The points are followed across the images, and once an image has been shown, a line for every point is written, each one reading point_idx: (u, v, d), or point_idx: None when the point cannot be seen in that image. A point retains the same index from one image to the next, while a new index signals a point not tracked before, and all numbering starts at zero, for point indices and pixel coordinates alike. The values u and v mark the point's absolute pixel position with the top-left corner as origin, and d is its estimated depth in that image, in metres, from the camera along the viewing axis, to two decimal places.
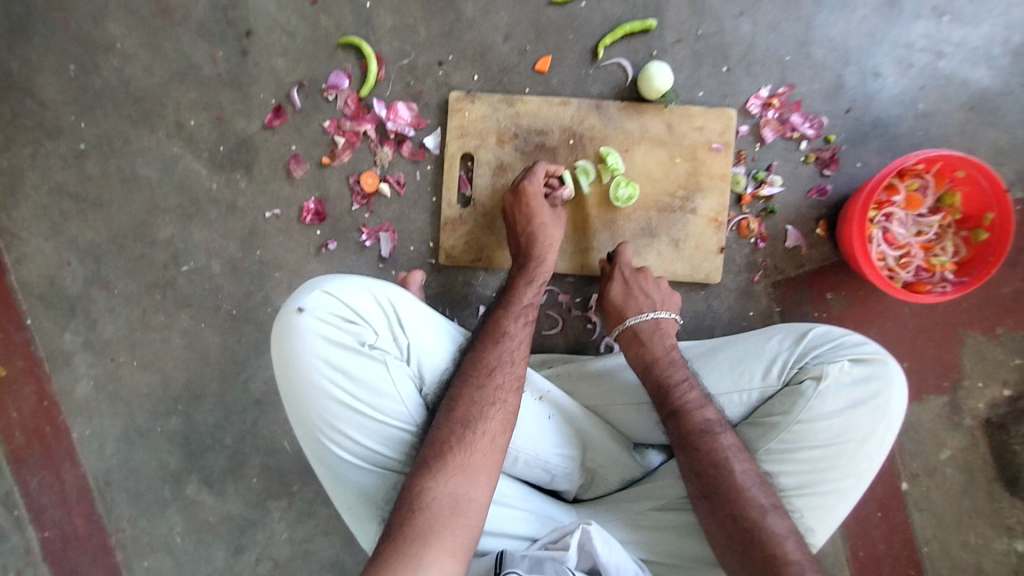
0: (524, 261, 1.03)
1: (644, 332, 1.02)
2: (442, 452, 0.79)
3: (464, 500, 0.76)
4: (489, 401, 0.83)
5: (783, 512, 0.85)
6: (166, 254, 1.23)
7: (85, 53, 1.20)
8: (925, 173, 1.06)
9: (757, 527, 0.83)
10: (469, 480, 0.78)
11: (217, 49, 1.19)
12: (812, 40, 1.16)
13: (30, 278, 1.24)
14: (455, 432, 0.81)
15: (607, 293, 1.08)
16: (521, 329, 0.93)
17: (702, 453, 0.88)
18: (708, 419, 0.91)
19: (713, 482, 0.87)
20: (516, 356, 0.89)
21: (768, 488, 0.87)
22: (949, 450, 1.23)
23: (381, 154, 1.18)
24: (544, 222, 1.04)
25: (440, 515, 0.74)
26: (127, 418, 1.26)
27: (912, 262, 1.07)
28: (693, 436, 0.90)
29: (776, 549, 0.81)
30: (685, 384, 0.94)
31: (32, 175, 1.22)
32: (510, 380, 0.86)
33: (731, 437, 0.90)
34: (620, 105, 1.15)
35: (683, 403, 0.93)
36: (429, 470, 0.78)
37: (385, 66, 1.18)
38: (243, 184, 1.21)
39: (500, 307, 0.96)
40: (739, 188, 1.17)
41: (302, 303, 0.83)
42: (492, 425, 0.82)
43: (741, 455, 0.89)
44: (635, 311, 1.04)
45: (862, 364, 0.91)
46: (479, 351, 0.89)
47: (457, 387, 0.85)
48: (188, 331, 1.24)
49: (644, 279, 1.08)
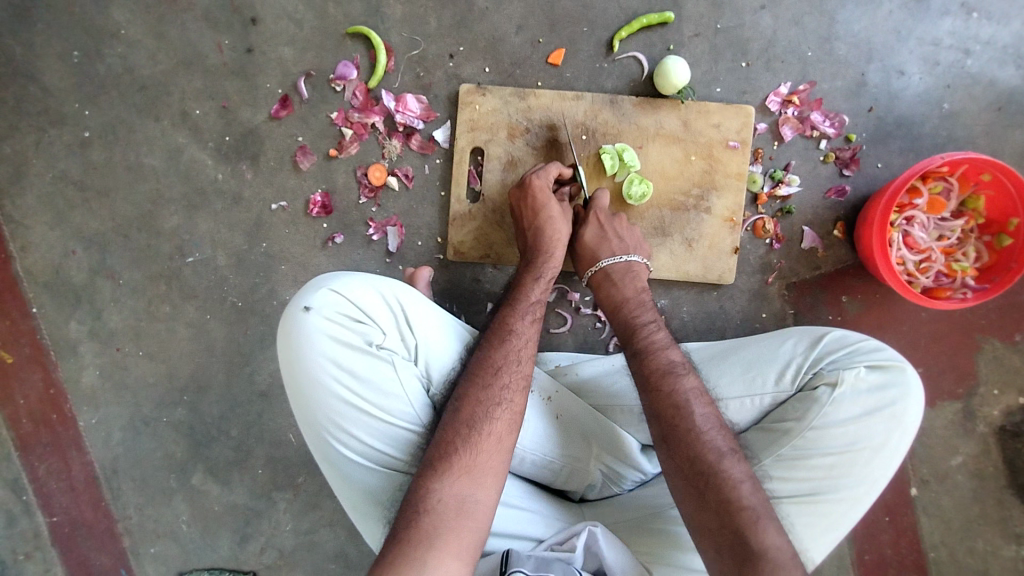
0: (532, 257, 1.00)
1: (617, 273, 1.02)
2: (449, 453, 0.78)
3: (469, 502, 0.75)
4: (496, 402, 0.82)
5: (740, 457, 0.84)
6: (171, 244, 1.21)
7: (89, 39, 1.18)
8: (949, 176, 1.02)
9: (715, 471, 0.82)
10: (475, 482, 0.76)
11: (224, 37, 1.16)
12: (835, 36, 1.12)
13: (35, 266, 1.23)
14: (461, 433, 0.79)
15: (579, 235, 1.05)
16: (528, 326, 0.91)
17: (662, 393, 0.89)
18: (672, 360, 0.92)
19: (671, 421, 0.86)
20: (523, 355, 0.88)
21: (727, 432, 0.86)
22: (960, 457, 1.21)
23: (389, 147, 1.16)
24: (554, 218, 1.01)
25: (445, 516, 0.73)
26: (133, 408, 1.25)
27: (932, 267, 1.03)
28: (655, 376, 0.90)
29: (731, 492, 0.80)
30: (652, 326, 0.97)
31: (36, 163, 1.20)
32: (517, 379, 0.84)
33: (693, 380, 0.90)
34: (634, 100, 1.12)
35: (648, 345, 0.94)
36: (435, 472, 0.76)
37: (394, 56, 1.15)
38: (249, 174, 1.19)
39: (507, 305, 0.94)
40: (755, 187, 1.14)
41: (309, 302, 0.81)
42: (498, 426, 0.80)
43: (702, 398, 0.88)
44: (607, 253, 1.03)
45: (879, 372, 0.89)
46: (486, 350, 0.87)
47: (463, 387, 0.83)
48: (194, 322, 1.23)
49: (619, 223, 1.06)
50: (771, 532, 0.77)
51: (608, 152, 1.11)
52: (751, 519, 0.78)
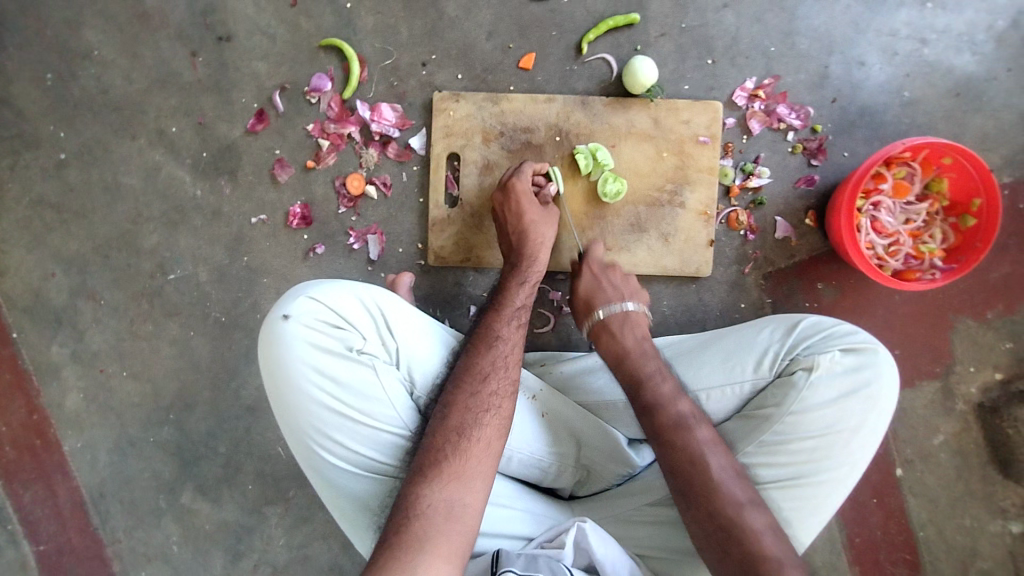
0: (515, 262, 1.01)
1: (614, 322, 1.02)
2: (438, 459, 0.78)
3: (459, 506, 0.75)
4: (483, 407, 0.82)
5: (761, 507, 0.86)
6: (152, 262, 1.21)
7: (62, 62, 1.18)
8: (912, 161, 1.05)
9: (737, 525, 0.83)
10: (463, 486, 0.76)
11: (197, 54, 1.17)
12: (796, 31, 1.16)
13: (14, 291, 1.22)
14: (449, 439, 0.79)
15: (575, 287, 1.09)
16: (513, 330, 0.92)
17: (676, 449, 0.88)
18: (682, 412, 0.91)
19: (687, 477, 0.87)
20: (510, 359, 0.88)
21: (745, 483, 0.87)
22: (942, 435, 1.23)
23: (366, 156, 1.17)
24: (533, 221, 1.03)
25: (435, 521, 0.73)
26: (119, 429, 1.24)
27: (901, 249, 1.06)
28: (667, 432, 0.90)
29: (756, 544, 0.82)
30: (656, 377, 0.95)
31: (13, 187, 1.20)
32: (504, 385, 0.85)
33: (706, 431, 0.90)
34: (605, 100, 1.15)
35: (656, 397, 0.93)
36: (424, 478, 0.77)
37: (367, 67, 1.17)
38: (228, 190, 1.19)
39: (492, 311, 0.95)
40: (727, 180, 1.17)
41: (287, 310, 0.81)
42: (487, 431, 0.80)
43: (717, 449, 0.89)
44: (603, 304, 1.05)
45: (853, 354, 0.91)
46: (471, 354, 0.88)
47: (450, 393, 0.83)
48: (178, 340, 1.23)
49: (613, 272, 1.09)
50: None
51: (582, 152, 1.13)
52: (777, 569, 0.80)
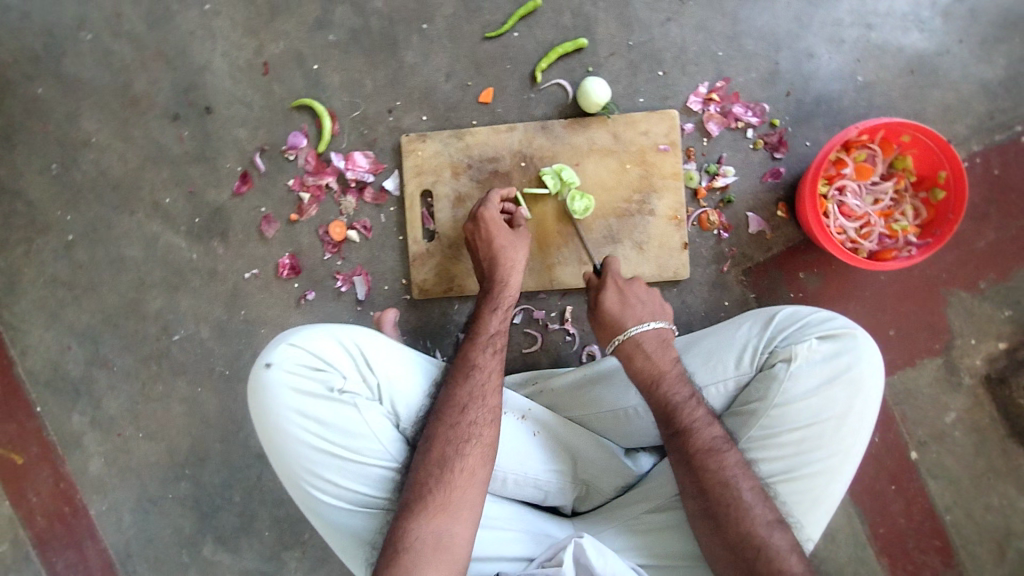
0: (489, 289, 1.04)
1: (648, 343, 0.97)
2: (424, 494, 0.81)
3: (448, 538, 0.78)
4: (465, 438, 0.85)
5: (786, 526, 0.85)
6: (157, 326, 1.28)
7: (64, 152, 1.29)
8: (870, 143, 1.06)
9: (764, 545, 0.82)
10: (451, 517, 0.80)
11: (183, 129, 1.27)
12: (741, 33, 1.20)
13: (35, 367, 1.30)
14: (434, 473, 0.82)
15: (600, 305, 1.03)
16: (490, 359, 0.93)
17: (708, 472, 0.87)
18: (715, 437, 0.89)
19: (718, 501, 0.85)
20: (488, 388, 0.90)
21: (771, 503, 0.86)
22: (953, 412, 1.20)
23: (345, 203, 1.24)
24: (505, 248, 1.06)
25: (426, 554, 0.77)
26: (139, 489, 1.30)
27: (873, 231, 1.06)
28: (701, 455, 0.88)
29: (782, 564, 0.81)
30: (692, 402, 0.92)
31: (29, 271, 1.30)
32: (484, 414, 0.87)
33: (736, 454, 0.89)
34: (564, 122, 1.19)
35: (691, 421, 0.90)
36: (411, 511, 0.80)
37: (338, 120, 1.24)
38: (221, 250, 1.27)
39: (468, 341, 0.96)
40: (693, 183, 1.19)
41: (269, 358, 0.86)
42: (470, 462, 0.83)
43: (747, 472, 0.87)
44: (633, 321, 1.00)
45: (831, 340, 0.91)
46: (451, 385, 0.90)
47: (432, 426, 0.86)
48: (187, 397, 1.29)
49: (636, 287, 1.05)
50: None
51: (548, 172, 1.17)
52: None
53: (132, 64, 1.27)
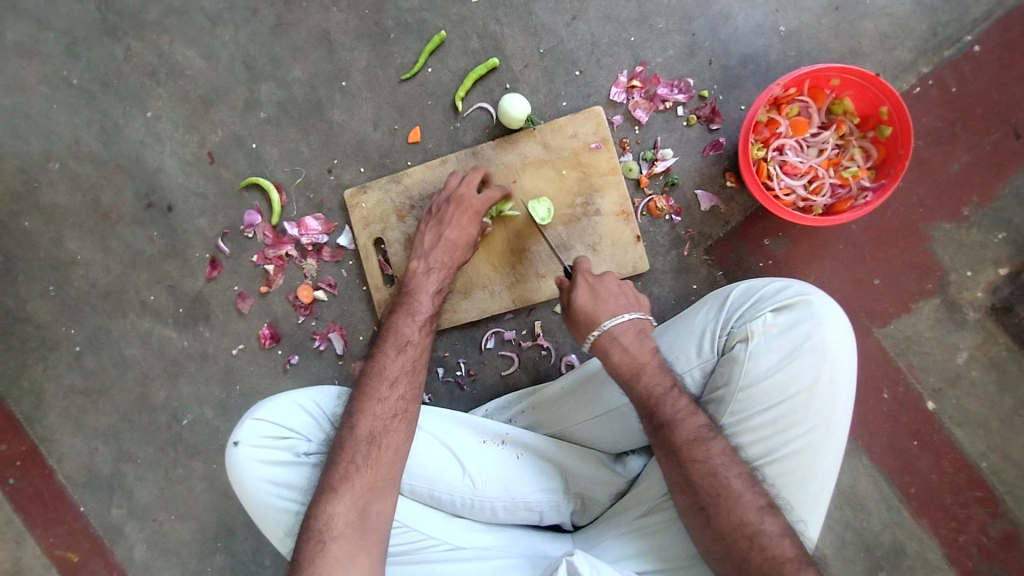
0: (429, 266, 1.07)
1: (624, 335, 0.92)
2: (350, 472, 0.85)
3: (373, 514, 0.84)
4: (391, 415, 0.90)
5: (776, 509, 0.82)
6: (167, 414, 1.37)
7: (58, 273, 1.40)
8: (800, 95, 1.02)
9: (756, 532, 0.80)
10: (378, 496, 0.85)
11: (152, 230, 1.36)
12: (649, 13, 1.17)
13: (72, 471, 1.41)
14: (360, 450, 0.87)
15: (572, 303, 0.97)
16: (421, 336, 0.99)
17: (696, 464, 0.83)
18: (700, 426, 0.85)
19: (709, 492, 0.83)
20: (415, 366, 0.96)
21: (761, 488, 0.84)
22: (964, 352, 1.11)
23: (307, 267, 1.29)
24: (458, 237, 1.08)
25: (352, 534, 0.82)
26: (181, 567, 1.38)
27: (824, 183, 1.01)
28: (687, 447, 0.84)
29: (776, 550, 0.79)
30: (673, 392, 0.88)
31: (49, 386, 1.41)
32: (409, 389, 0.93)
33: (722, 442, 0.85)
34: (493, 143, 1.20)
35: (675, 413, 0.86)
36: (337, 492, 0.84)
37: (285, 190, 1.30)
38: (207, 333, 1.35)
39: (399, 314, 1.02)
40: (634, 174, 1.17)
41: (236, 436, 0.89)
42: (394, 437, 0.88)
43: (734, 459, 0.84)
44: (608, 314, 0.94)
45: (786, 311, 0.87)
46: (379, 360, 0.95)
47: (359, 402, 0.91)
48: (206, 474, 1.37)
49: (608, 280, 0.98)
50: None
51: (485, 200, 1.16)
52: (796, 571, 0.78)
53: (98, 181, 1.37)
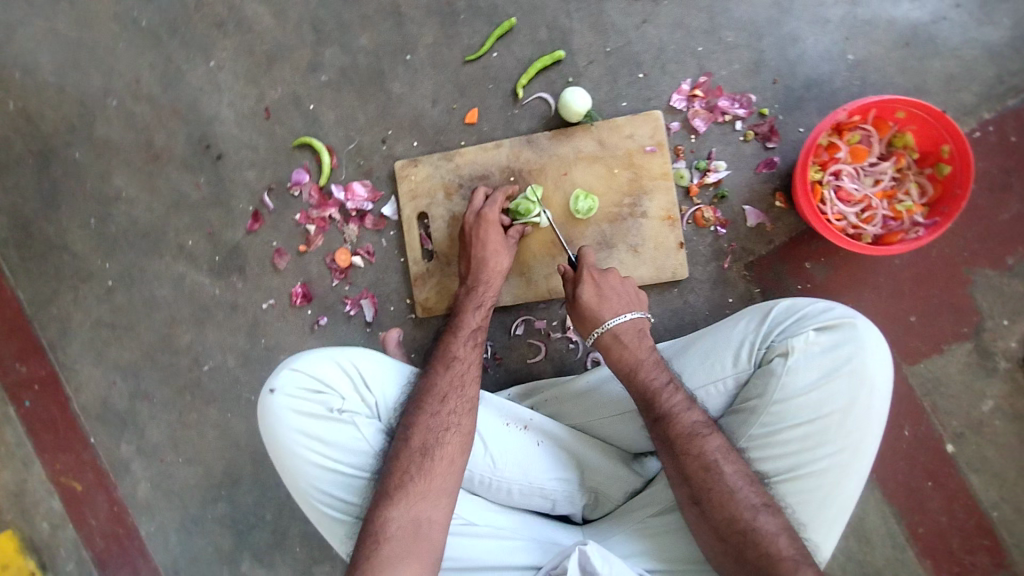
0: (473, 285, 1.07)
1: (625, 334, 0.99)
2: (403, 481, 0.81)
3: (426, 524, 0.78)
4: (444, 426, 0.85)
5: (773, 509, 0.84)
6: (189, 358, 1.39)
7: (100, 206, 1.42)
8: (864, 123, 1.02)
9: (750, 529, 0.82)
10: (431, 504, 0.80)
11: (199, 176, 1.37)
12: (719, 26, 1.18)
13: (87, 402, 1.43)
14: (415, 460, 0.83)
15: (577, 298, 1.03)
16: (469, 350, 0.96)
17: (690, 457, 0.87)
18: (695, 421, 0.89)
19: (702, 485, 0.86)
20: (468, 378, 0.91)
21: (760, 487, 0.86)
22: (990, 400, 1.12)
23: (348, 232, 1.30)
24: (491, 249, 1.08)
25: (405, 542, 0.77)
26: (182, 510, 1.39)
27: (876, 214, 1.02)
28: (681, 440, 0.88)
29: (770, 547, 0.81)
30: (669, 388, 0.93)
31: (77, 316, 1.43)
32: (462, 402, 0.88)
33: (718, 438, 0.88)
34: (549, 134, 1.21)
35: (670, 406, 0.91)
36: (391, 500, 0.80)
37: (336, 154, 1.31)
38: (240, 284, 1.36)
39: (450, 333, 0.99)
40: (684, 181, 1.18)
41: (274, 383, 0.90)
42: (449, 449, 0.83)
43: (730, 455, 0.87)
44: (610, 313, 1.01)
45: (828, 331, 0.88)
46: (430, 377, 0.92)
47: (411, 416, 0.87)
48: (219, 422, 1.38)
49: (612, 278, 1.04)
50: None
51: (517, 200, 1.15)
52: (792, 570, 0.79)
53: (152, 122, 1.39)
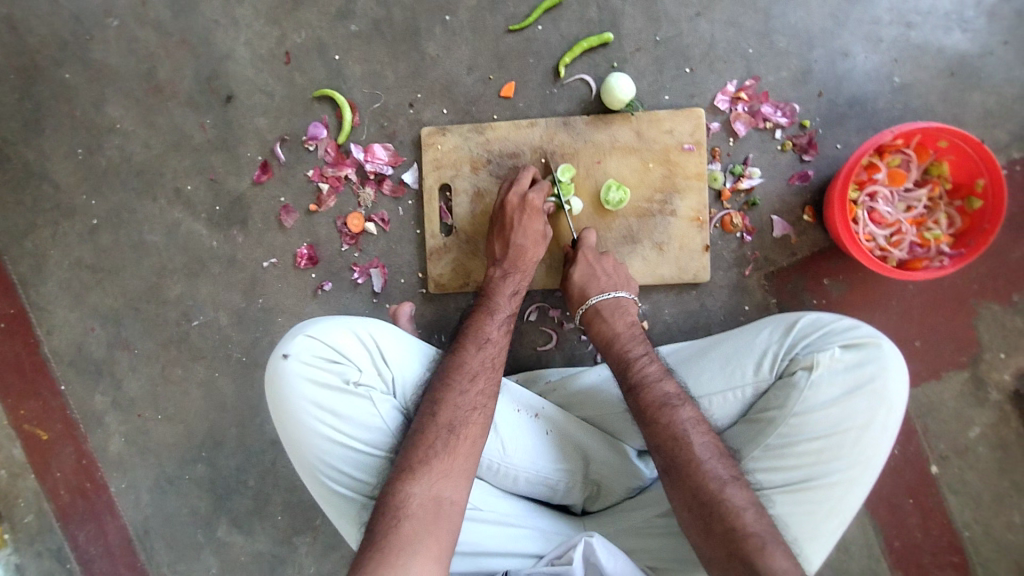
0: (509, 269, 1.06)
1: (607, 309, 1.05)
2: (428, 457, 0.82)
3: (446, 502, 0.79)
4: (472, 407, 0.87)
5: (742, 483, 0.84)
6: (177, 311, 1.30)
7: (90, 137, 1.30)
8: (905, 147, 1.03)
9: (715, 500, 0.81)
10: (453, 483, 0.81)
11: (205, 117, 1.28)
12: (772, 30, 1.16)
13: (60, 347, 1.33)
14: (442, 436, 0.83)
15: (568, 275, 1.10)
16: (501, 334, 0.98)
17: (659, 426, 0.88)
18: (667, 393, 0.91)
19: (671, 452, 0.86)
20: (497, 361, 0.94)
21: (728, 461, 0.86)
22: (977, 428, 1.16)
23: (363, 195, 1.23)
24: (530, 237, 1.07)
25: (424, 519, 0.77)
26: (158, 468, 1.33)
27: (904, 239, 1.04)
28: (652, 409, 0.90)
29: (735, 521, 0.79)
30: (644, 359, 0.97)
31: (55, 253, 1.32)
32: (490, 384, 0.90)
33: (689, 410, 0.90)
34: (587, 119, 1.17)
35: (643, 377, 0.94)
36: (413, 476, 0.80)
37: (358, 112, 1.24)
38: (241, 238, 1.28)
39: (482, 313, 1.00)
40: (717, 184, 1.16)
41: (287, 349, 0.87)
42: (474, 429, 0.85)
43: (700, 428, 0.88)
44: (596, 291, 1.06)
45: (854, 349, 0.89)
46: (459, 354, 0.93)
47: (439, 393, 0.88)
48: (205, 381, 1.31)
49: (606, 261, 1.10)
50: (781, 560, 0.76)
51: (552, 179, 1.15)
52: (758, 546, 0.77)
53: (156, 52, 1.28)
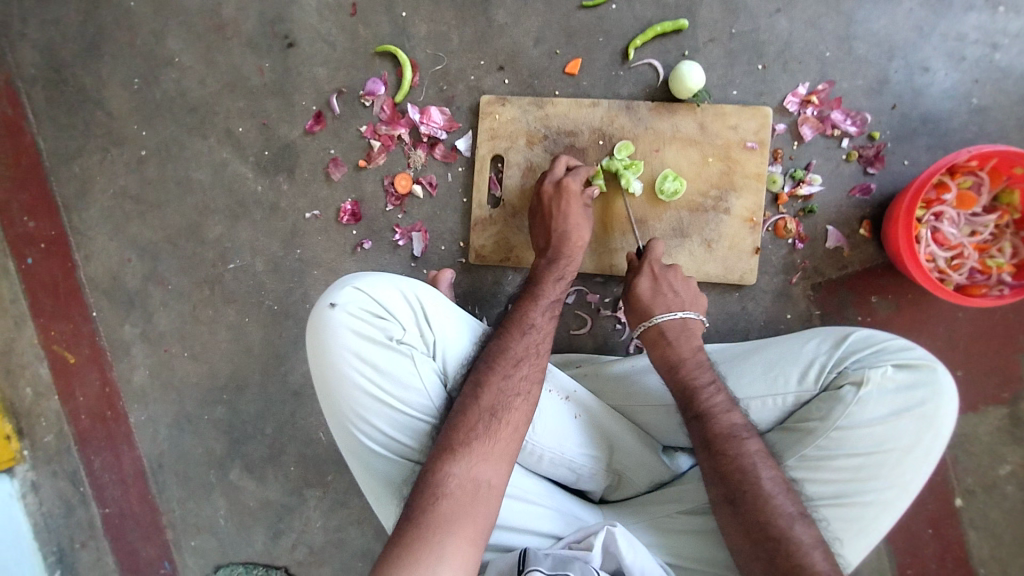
0: (554, 257, 1.04)
1: (671, 331, 0.99)
2: (469, 438, 0.81)
3: (485, 485, 0.78)
4: (516, 393, 0.86)
5: (809, 520, 0.83)
6: (215, 252, 1.30)
7: (148, 68, 1.30)
8: (979, 170, 1.00)
9: (784, 536, 0.81)
10: (491, 467, 0.80)
11: (264, 61, 1.27)
12: (853, 35, 1.13)
13: (95, 273, 1.34)
14: (483, 419, 0.83)
15: (631, 287, 1.05)
16: (545, 321, 0.96)
17: (726, 458, 0.87)
18: (735, 423, 0.89)
19: (737, 486, 0.85)
20: (541, 348, 0.92)
21: (794, 496, 0.85)
22: (1009, 466, 1.14)
23: (414, 157, 1.22)
24: (572, 222, 1.05)
25: (463, 500, 0.76)
26: (178, 405, 1.33)
27: (964, 263, 1.02)
28: (720, 440, 0.88)
29: (804, 559, 0.79)
30: (711, 388, 0.93)
31: (101, 180, 1.33)
32: (535, 371, 0.89)
33: (756, 442, 0.88)
34: (651, 105, 1.14)
35: (710, 406, 0.91)
36: (452, 456, 0.80)
37: (419, 72, 1.22)
38: (286, 186, 1.27)
39: (528, 298, 0.99)
40: (776, 187, 1.14)
41: (335, 299, 0.89)
42: (516, 415, 0.84)
43: (767, 461, 0.86)
44: (663, 309, 1.01)
45: (907, 371, 0.87)
46: (506, 338, 0.92)
47: (482, 374, 0.88)
48: (234, 325, 1.31)
49: (674, 276, 1.04)
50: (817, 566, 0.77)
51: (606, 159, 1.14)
52: None
53: None
